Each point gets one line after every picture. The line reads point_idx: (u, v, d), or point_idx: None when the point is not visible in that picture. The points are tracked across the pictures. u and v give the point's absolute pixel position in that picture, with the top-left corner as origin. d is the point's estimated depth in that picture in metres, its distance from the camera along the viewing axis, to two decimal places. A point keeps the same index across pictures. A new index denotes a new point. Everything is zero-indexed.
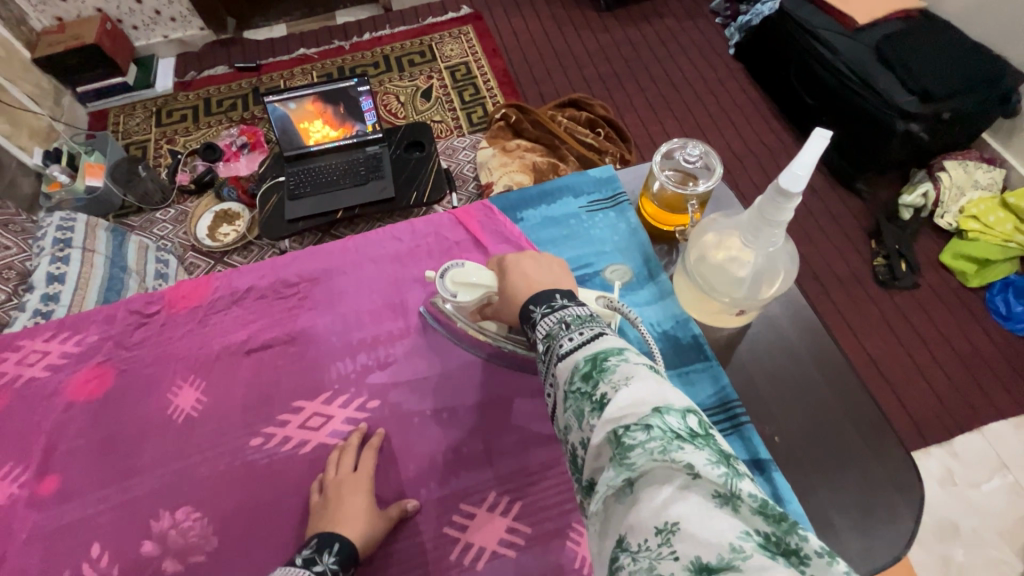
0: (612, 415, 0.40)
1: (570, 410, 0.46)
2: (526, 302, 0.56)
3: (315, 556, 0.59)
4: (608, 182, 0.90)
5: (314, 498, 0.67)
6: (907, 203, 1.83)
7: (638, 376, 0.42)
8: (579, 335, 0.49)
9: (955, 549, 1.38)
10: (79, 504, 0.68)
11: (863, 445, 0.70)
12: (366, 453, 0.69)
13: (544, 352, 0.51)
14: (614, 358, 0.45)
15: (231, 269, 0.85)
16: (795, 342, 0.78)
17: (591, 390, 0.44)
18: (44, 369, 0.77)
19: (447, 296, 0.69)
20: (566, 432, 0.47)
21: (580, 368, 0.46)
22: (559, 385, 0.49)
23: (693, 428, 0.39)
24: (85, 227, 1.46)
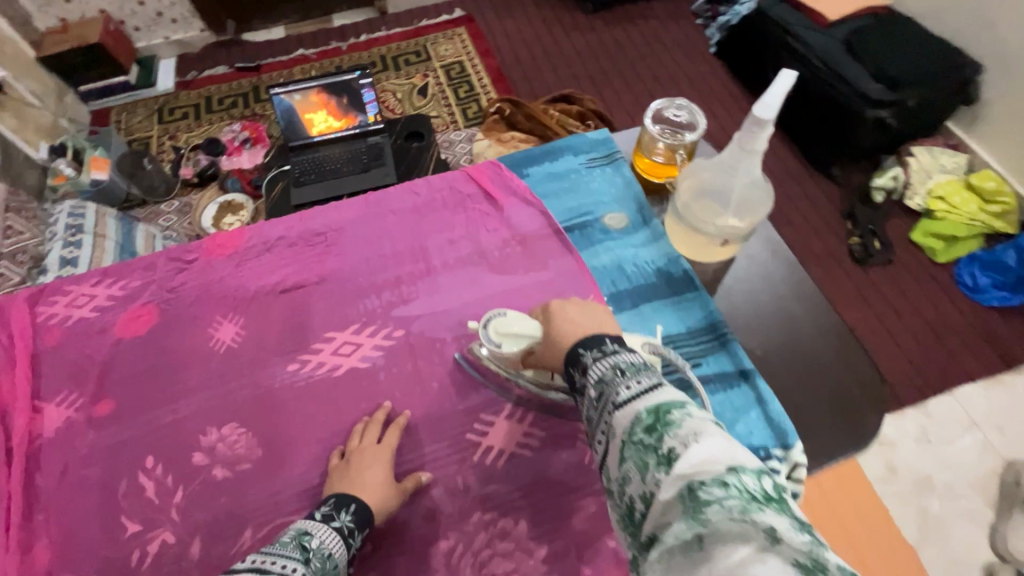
0: (682, 470, 0.40)
1: (630, 461, 0.45)
2: (574, 345, 0.57)
3: (334, 513, 0.62)
4: (605, 142, 0.99)
5: (335, 462, 0.71)
6: (879, 185, 1.96)
7: (707, 433, 0.42)
8: (636, 384, 0.49)
9: (930, 502, 1.46)
10: (133, 424, 0.75)
11: (834, 358, 0.80)
12: (390, 431, 0.72)
13: (596, 399, 0.51)
14: (678, 411, 0.45)
15: (262, 222, 0.92)
16: (773, 271, 0.87)
17: (655, 442, 0.44)
18: (92, 310, 0.83)
19: (489, 345, 0.71)
20: (621, 484, 0.46)
21: (642, 418, 0.46)
22: (614, 433, 0.48)
23: (767, 491, 0.38)
24: (95, 215, 1.58)
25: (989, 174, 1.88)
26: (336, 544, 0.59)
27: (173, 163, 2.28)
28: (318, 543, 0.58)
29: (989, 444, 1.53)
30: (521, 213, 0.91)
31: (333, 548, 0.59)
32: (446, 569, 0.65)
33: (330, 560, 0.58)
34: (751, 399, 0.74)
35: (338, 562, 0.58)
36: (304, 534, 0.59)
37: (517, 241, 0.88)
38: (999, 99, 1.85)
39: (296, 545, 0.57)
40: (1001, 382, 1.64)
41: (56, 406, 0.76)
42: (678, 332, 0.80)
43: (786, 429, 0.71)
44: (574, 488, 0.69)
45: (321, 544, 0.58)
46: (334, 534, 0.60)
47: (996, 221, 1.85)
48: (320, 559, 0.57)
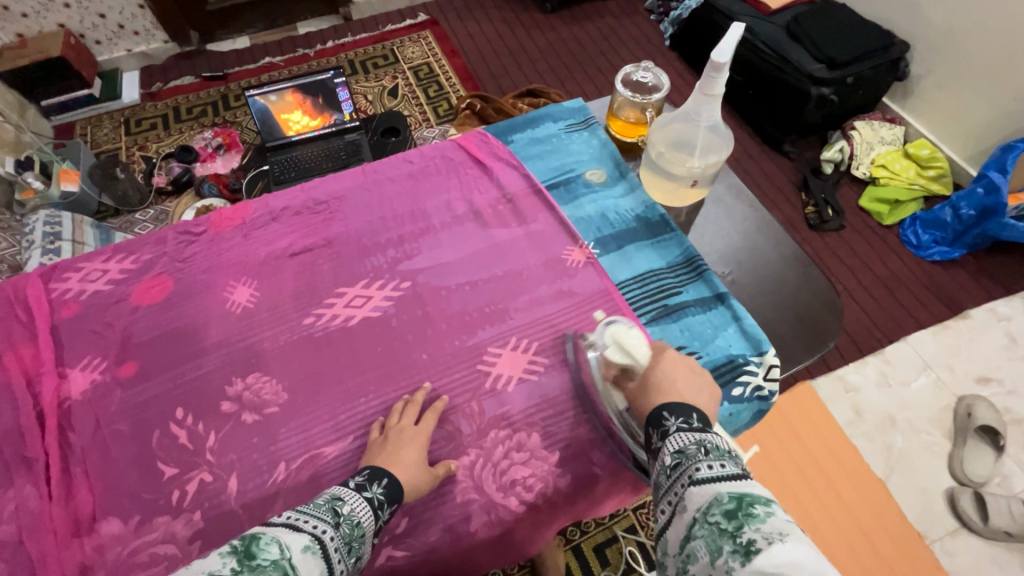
0: (763, 566, 0.41)
1: (701, 538, 0.47)
2: (661, 407, 0.62)
3: (367, 484, 0.63)
4: (581, 110, 1.08)
5: (375, 436, 0.73)
6: (827, 159, 2.12)
7: (793, 537, 0.43)
8: (718, 467, 0.52)
9: (894, 438, 1.58)
10: (161, 381, 0.79)
11: (797, 281, 0.90)
12: (428, 415, 0.74)
13: (672, 466, 0.55)
14: (761, 507, 0.47)
15: (265, 196, 0.97)
16: (738, 210, 0.97)
17: (733, 529, 0.46)
18: (106, 283, 0.87)
19: (600, 342, 0.72)
20: (685, 561, 0.48)
21: (723, 500, 0.48)
22: (685, 507, 0.51)
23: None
24: (72, 223, 1.60)
25: (923, 143, 2.09)
26: (366, 513, 0.60)
27: (145, 173, 2.27)
28: (348, 510, 0.59)
29: (941, 382, 1.68)
30: (509, 174, 0.99)
31: (363, 517, 0.59)
32: (470, 481, 0.72)
33: (358, 528, 0.58)
34: (728, 317, 0.83)
35: (367, 531, 0.59)
36: (336, 499, 0.60)
37: (507, 199, 0.96)
38: (927, 73, 2.04)
39: (327, 508, 0.58)
40: (949, 327, 1.79)
41: (81, 370, 0.80)
42: (659, 267, 0.89)
43: (760, 338, 0.81)
44: (580, 406, 0.77)
45: (352, 511, 0.59)
46: (365, 503, 0.61)
47: (932, 184, 2.05)
48: (350, 525, 0.57)
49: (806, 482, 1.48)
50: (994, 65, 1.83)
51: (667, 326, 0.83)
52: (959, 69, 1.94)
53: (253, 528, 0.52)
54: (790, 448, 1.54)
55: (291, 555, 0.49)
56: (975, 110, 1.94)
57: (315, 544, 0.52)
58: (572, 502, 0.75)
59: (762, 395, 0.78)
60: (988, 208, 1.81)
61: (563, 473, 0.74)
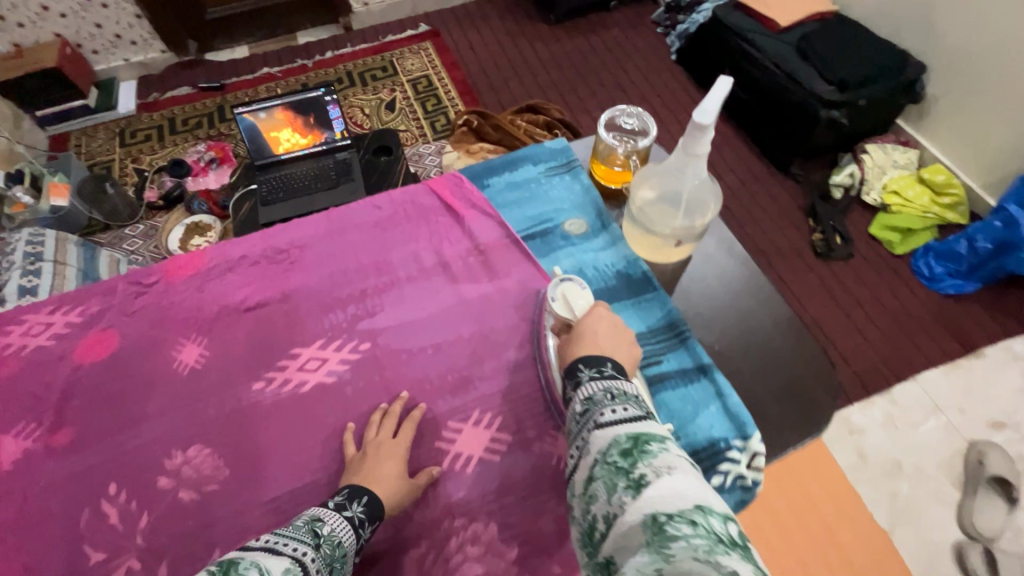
0: (650, 499, 0.43)
1: (601, 480, 0.48)
2: (576, 360, 0.63)
3: (346, 503, 0.62)
4: (563, 151, 1.02)
5: (351, 454, 0.71)
6: (836, 183, 2.04)
7: (680, 470, 0.45)
8: (621, 410, 0.54)
9: (900, 484, 1.50)
10: (95, 451, 0.73)
11: (789, 347, 0.83)
12: (406, 425, 0.72)
13: (582, 414, 0.56)
14: (655, 444, 0.49)
15: (224, 242, 0.92)
16: (727, 264, 0.90)
17: (627, 466, 0.47)
18: (49, 337, 0.82)
19: (551, 294, 0.79)
20: (588, 503, 0.49)
21: (620, 441, 0.50)
22: (589, 450, 0.52)
23: (730, 536, 0.40)
24: (56, 241, 1.54)
25: (939, 168, 1.98)
26: (346, 533, 0.59)
27: (136, 186, 2.24)
28: (328, 530, 0.57)
29: (952, 427, 1.58)
30: (483, 225, 0.92)
31: (343, 537, 0.58)
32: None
33: (339, 549, 0.57)
34: (710, 393, 0.76)
35: (348, 551, 0.57)
36: (315, 520, 0.58)
37: (480, 251, 0.90)
38: (943, 96, 1.95)
39: (307, 530, 0.56)
40: (961, 366, 1.70)
41: (15, 437, 0.75)
42: (639, 331, 0.82)
43: (745, 420, 0.73)
44: (543, 489, 0.71)
45: (332, 532, 0.57)
46: (345, 523, 0.60)
47: (947, 212, 1.94)
48: (331, 546, 0.56)
49: (813, 539, 1.36)
50: (1014, 89, 1.73)
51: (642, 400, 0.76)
52: (978, 93, 1.84)
53: (230, 553, 0.49)
54: (796, 504, 1.41)
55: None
56: (993, 136, 1.84)
57: (296, 566, 0.50)
58: None
59: (745, 485, 0.71)
60: (1006, 242, 1.71)
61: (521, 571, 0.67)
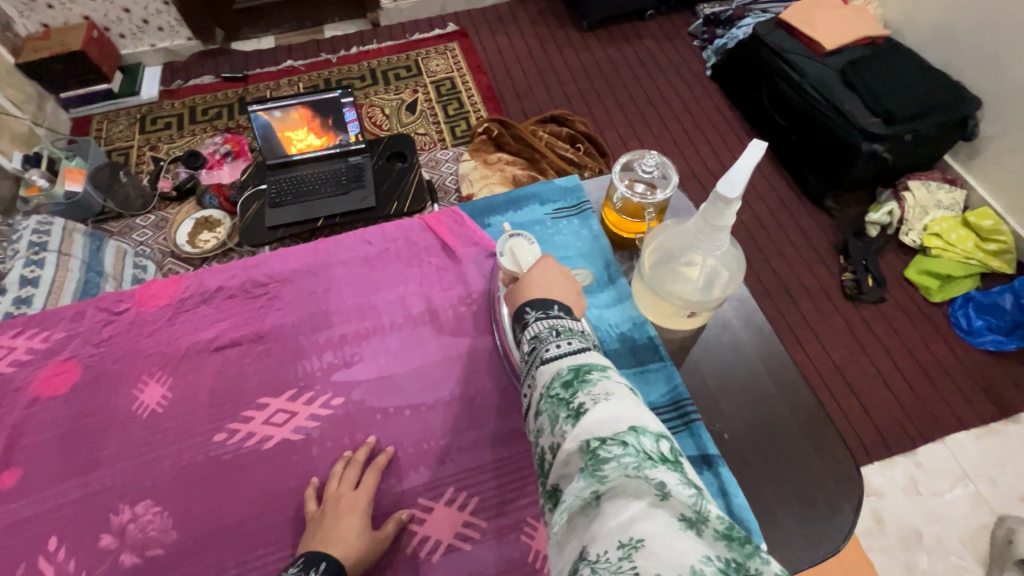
0: (588, 425, 0.41)
1: (544, 414, 0.47)
2: (522, 303, 0.58)
3: (302, 574, 0.58)
4: (574, 191, 0.93)
5: (312, 508, 0.67)
6: (873, 220, 1.90)
7: (617, 395, 0.43)
8: (565, 344, 0.51)
9: (918, 557, 1.38)
10: (42, 498, 0.69)
11: (806, 440, 0.74)
12: (369, 474, 0.68)
13: (528, 352, 0.53)
14: (596, 372, 0.47)
15: (203, 269, 0.87)
16: (743, 335, 0.82)
17: (568, 397, 0.45)
18: (10, 364, 0.78)
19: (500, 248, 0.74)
20: (536, 437, 0.48)
21: (562, 374, 0.47)
22: (535, 386, 0.50)
23: (663, 453, 0.40)
24: (62, 231, 1.49)
25: (987, 212, 1.83)
26: None
27: (152, 175, 2.23)
28: None
29: (981, 497, 1.45)
30: (480, 271, 0.85)
31: None
32: None
33: None
34: (713, 490, 0.68)
35: None
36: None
37: (473, 301, 0.82)
38: (999, 135, 1.79)
39: None
40: (996, 431, 1.57)
41: None
42: None
43: (749, 528, 0.65)
44: None
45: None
46: None
47: (992, 260, 1.80)
48: None
49: None
50: None
51: None
52: None
53: None
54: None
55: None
56: None
57: None
58: None
59: None
60: None
61: None
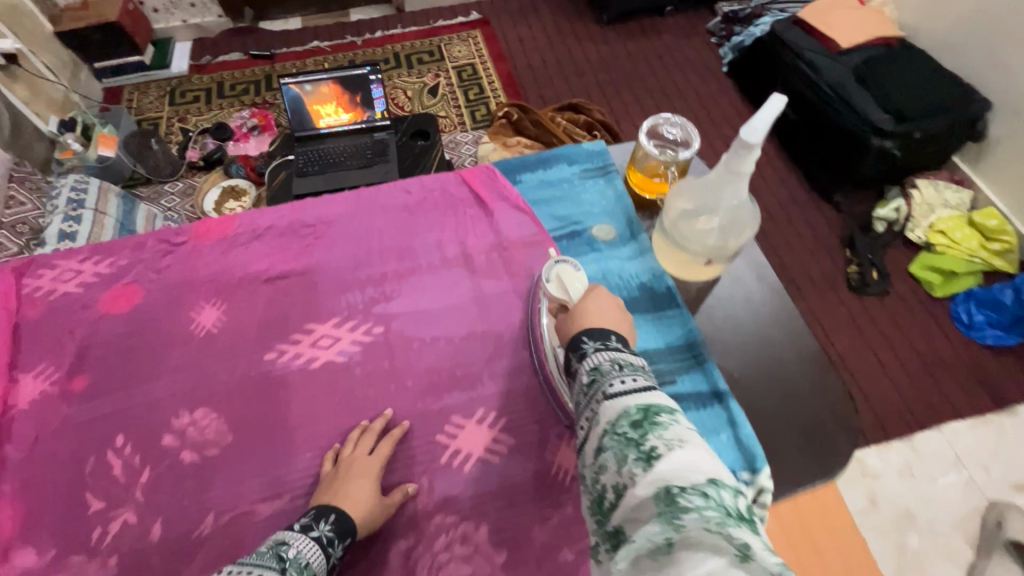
0: (663, 472, 0.41)
1: (608, 451, 0.46)
2: (579, 332, 0.60)
3: (312, 523, 0.61)
4: (600, 154, 0.99)
5: (327, 468, 0.70)
6: (880, 216, 1.95)
7: (691, 443, 0.43)
8: (629, 380, 0.51)
9: (909, 536, 1.44)
10: (109, 402, 0.75)
11: (814, 384, 0.79)
12: (385, 442, 0.71)
13: (588, 384, 0.53)
14: (665, 415, 0.46)
15: (253, 211, 0.93)
16: (756, 289, 0.87)
17: (637, 438, 0.45)
18: (77, 286, 0.84)
19: (546, 276, 0.75)
20: (596, 475, 0.47)
21: (630, 413, 0.47)
22: (597, 421, 0.50)
23: (742, 510, 0.39)
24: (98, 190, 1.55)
25: (992, 212, 1.87)
26: (314, 554, 0.58)
27: (180, 145, 2.30)
28: (295, 553, 0.57)
29: (974, 483, 1.50)
30: (511, 221, 0.91)
31: (311, 558, 0.58)
32: (403, 569, 0.65)
33: (307, 570, 0.57)
34: (722, 420, 0.73)
35: (317, 571, 0.57)
36: (281, 544, 0.59)
37: (503, 247, 0.88)
38: (1007, 136, 1.84)
39: (271, 555, 0.56)
40: (990, 422, 1.61)
41: (33, 377, 0.77)
42: (656, 347, 0.80)
43: (755, 454, 0.70)
44: (538, 497, 0.69)
45: (298, 554, 0.57)
46: (313, 544, 0.59)
47: (996, 259, 1.84)
48: (297, 569, 0.56)
49: None
50: None
51: None
52: None
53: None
54: None
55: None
56: None
57: None
58: None
59: None
60: None
61: None
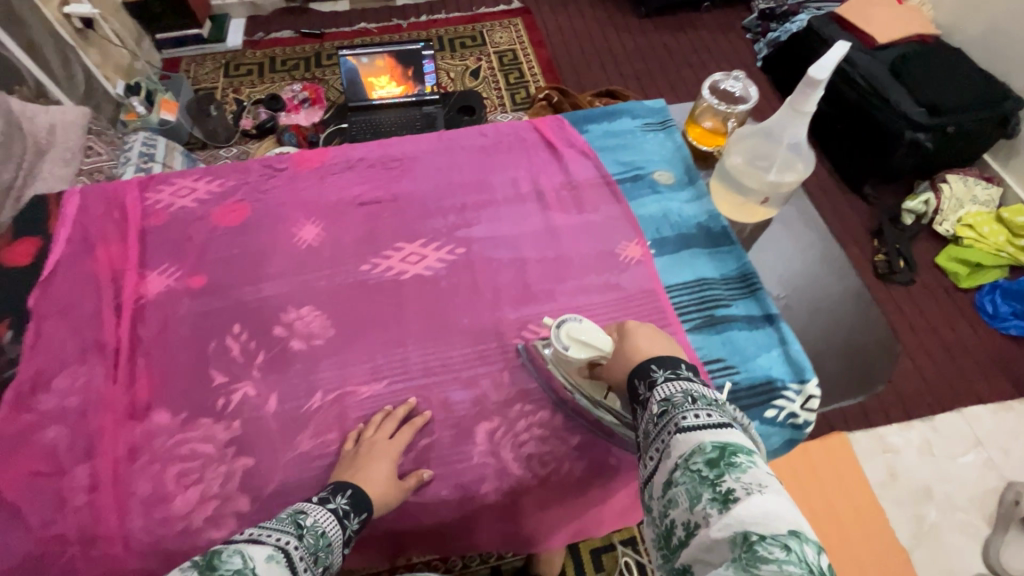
0: (741, 517, 0.43)
1: (682, 487, 0.49)
2: (648, 360, 0.61)
3: (330, 496, 0.63)
4: (660, 111, 1.08)
5: (348, 447, 0.72)
6: (909, 208, 1.97)
7: (771, 490, 0.45)
8: (703, 415, 0.52)
9: (927, 510, 1.47)
10: (226, 296, 0.85)
11: (854, 318, 0.89)
12: (405, 429, 0.73)
13: (659, 414, 0.55)
14: (742, 456, 0.48)
15: (343, 147, 1.03)
16: (803, 235, 0.96)
17: (714, 478, 0.47)
18: (193, 201, 0.94)
19: (560, 346, 0.72)
20: (666, 508, 0.50)
21: (706, 450, 0.49)
22: (669, 454, 0.51)
23: (823, 567, 0.41)
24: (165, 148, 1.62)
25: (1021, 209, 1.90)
26: (330, 524, 0.60)
27: (235, 114, 2.38)
28: (312, 521, 0.59)
29: (992, 463, 1.53)
30: (579, 164, 1.00)
31: (327, 528, 0.59)
32: (488, 446, 0.74)
33: (323, 538, 0.58)
34: (774, 339, 0.81)
35: (332, 541, 0.59)
36: (299, 513, 0.60)
37: (572, 186, 0.97)
38: None
39: (290, 521, 0.58)
40: (1012, 407, 1.64)
41: (158, 274, 0.86)
42: (713, 277, 0.87)
43: (804, 366, 0.78)
44: None
45: (315, 523, 0.59)
46: (329, 515, 0.61)
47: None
48: (313, 536, 0.58)
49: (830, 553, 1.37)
50: None
51: (710, 336, 0.82)
52: None
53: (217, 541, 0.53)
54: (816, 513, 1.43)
55: (254, 564, 0.51)
56: None
57: (278, 555, 0.53)
58: (582, 495, 0.76)
59: (795, 423, 0.76)
60: None
61: (580, 458, 0.74)
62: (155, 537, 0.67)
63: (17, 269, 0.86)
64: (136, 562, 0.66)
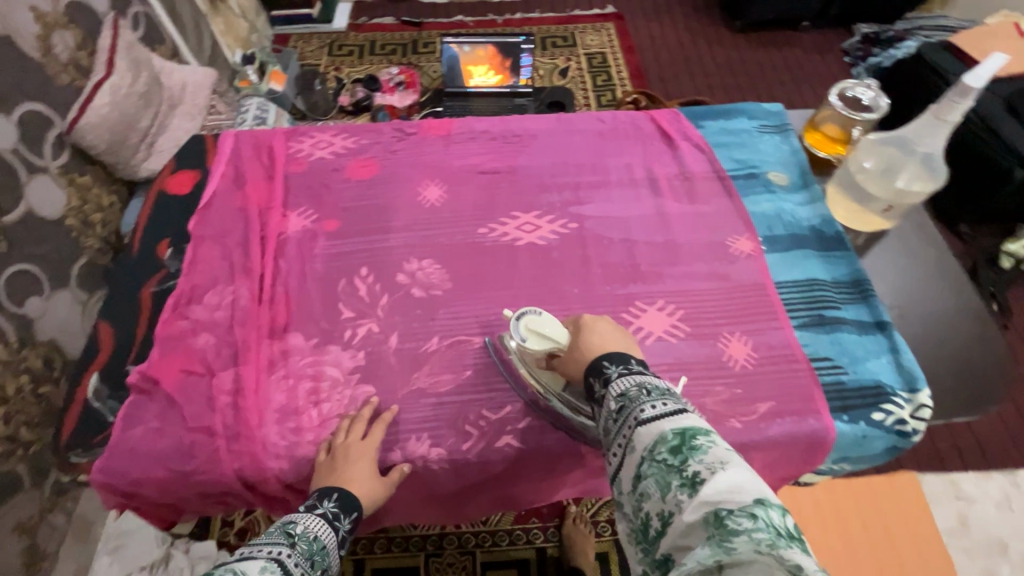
0: (710, 495, 0.44)
1: (651, 477, 0.49)
2: (599, 357, 0.62)
3: (317, 502, 0.68)
4: (778, 115, 1.08)
5: (322, 457, 0.73)
6: (1010, 250, 1.76)
7: (732, 465, 0.46)
8: (660, 405, 0.54)
9: (1000, 567, 1.35)
10: (356, 242, 0.92)
11: (970, 335, 0.88)
12: (376, 427, 0.74)
13: (618, 411, 0.56)
14: (702, 438, 0.49)
15: (466, 120, 1.09)
16: (919, 250, 0.95)
17: (679, 464, 0.48)
18: (330, 153, 1.03)
19: (517, 338, 0.73)
20: (638, 502, 0.51)
21: (668, 438, 0.50)
22: (633, 447, 0.53)
23: (790, 529, 0.42)
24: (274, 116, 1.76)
25: None
26: (321, 529, 0.65)
27: (336, 90, 2.48)
28: (302, 529, 0.64)
29: None
30: (693, 157, 1.02)
31: (319, 532, 0.64)
32: None
33: (316, 542, 0.63)
34: (884, 346, 0.81)
35: (326, 543, 0.64)
36: (288, 523, 0.64)
37: (684, 177, 0.99)
38: None
39: (281, 532, 0.62)
40: None
41: (298, 215, 0.95)
42: (824, 280, 0.88)
43: (916, 376, 0.78)
44: (712, 374, 0.78)
45: (307, 529, 0.64)
46: (320, 520, 0.66)
47: None
48: (306, 541, 0.62)
49: None
50: None
51: (817, 335, 0.82)
52: None
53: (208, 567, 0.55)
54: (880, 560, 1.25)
55: None
56: None
57: (272, 565, 0.56)
58: None
59: (903, 430, 0.76)
60: None
61: None
62: (288, 443, 0.74)
63: (180, 197, 0.97)
64: (270, 462, 0.73)
